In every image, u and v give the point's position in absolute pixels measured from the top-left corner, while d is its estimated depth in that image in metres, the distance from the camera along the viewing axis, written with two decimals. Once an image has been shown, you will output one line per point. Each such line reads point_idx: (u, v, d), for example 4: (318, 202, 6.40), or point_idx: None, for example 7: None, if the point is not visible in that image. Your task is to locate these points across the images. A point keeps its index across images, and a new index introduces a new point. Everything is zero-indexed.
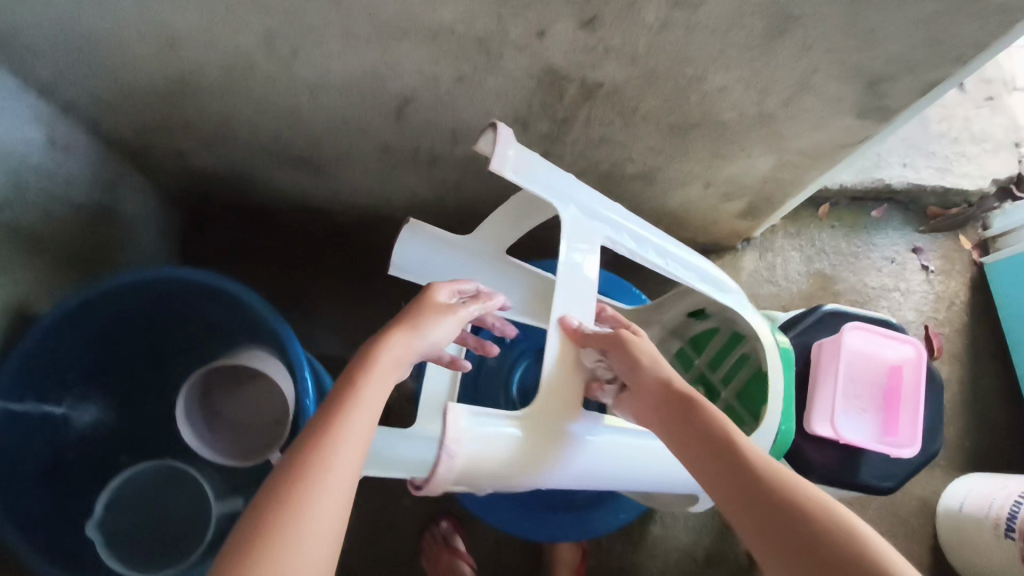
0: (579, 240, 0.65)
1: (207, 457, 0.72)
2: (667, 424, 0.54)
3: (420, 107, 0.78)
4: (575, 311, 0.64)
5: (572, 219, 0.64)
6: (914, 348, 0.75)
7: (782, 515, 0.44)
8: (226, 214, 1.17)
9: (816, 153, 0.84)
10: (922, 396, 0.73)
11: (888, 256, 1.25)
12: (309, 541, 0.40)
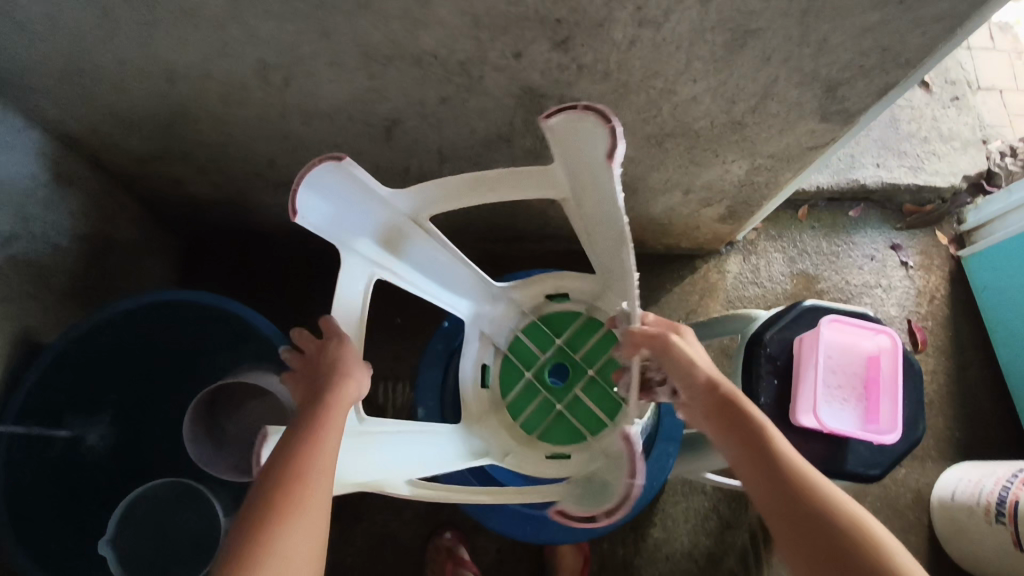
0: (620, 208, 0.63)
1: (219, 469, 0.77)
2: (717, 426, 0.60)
3: (408, 128, 0.82)
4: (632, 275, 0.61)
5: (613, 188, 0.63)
6: (888, 338, 0.78)
7: (816, 525, 0.52)
8: (224, 241, 1.20)
9: (786, 156, 0.88)
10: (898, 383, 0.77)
11: (869, 254, 1.29)
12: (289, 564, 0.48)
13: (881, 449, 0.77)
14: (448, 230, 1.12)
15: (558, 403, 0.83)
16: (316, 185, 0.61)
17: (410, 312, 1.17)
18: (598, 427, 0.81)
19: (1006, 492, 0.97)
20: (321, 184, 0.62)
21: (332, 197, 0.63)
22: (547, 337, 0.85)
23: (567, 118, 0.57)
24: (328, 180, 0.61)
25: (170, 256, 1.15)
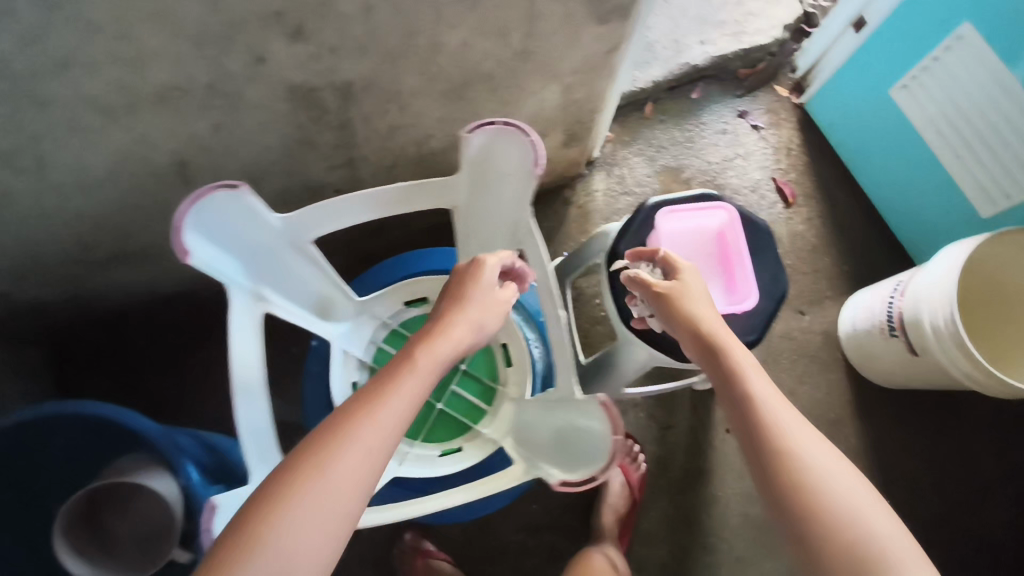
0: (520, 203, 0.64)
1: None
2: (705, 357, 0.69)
3: (201, 165, 0.78)
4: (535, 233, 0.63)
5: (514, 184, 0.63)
6: (725, 212, 0.81)
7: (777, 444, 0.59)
8: (88, 332, 1.14)
9: (589, 67, 0.88)
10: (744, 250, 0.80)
11: (720, 129, 1.32)
12: (326, 499, 0.48)
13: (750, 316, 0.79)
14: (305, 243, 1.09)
15: (437, 402, 0.82)
16: (206, 210, 0.53)
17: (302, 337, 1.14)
18: (478, 415, 0.82)
19: (891, 308, 1.04)
20: (209, 211, 0.54)
21: (220, 230, 0.56)
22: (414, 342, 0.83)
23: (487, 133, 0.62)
24: (220, 206, 0.54)
25: (36, 368, 1.09)
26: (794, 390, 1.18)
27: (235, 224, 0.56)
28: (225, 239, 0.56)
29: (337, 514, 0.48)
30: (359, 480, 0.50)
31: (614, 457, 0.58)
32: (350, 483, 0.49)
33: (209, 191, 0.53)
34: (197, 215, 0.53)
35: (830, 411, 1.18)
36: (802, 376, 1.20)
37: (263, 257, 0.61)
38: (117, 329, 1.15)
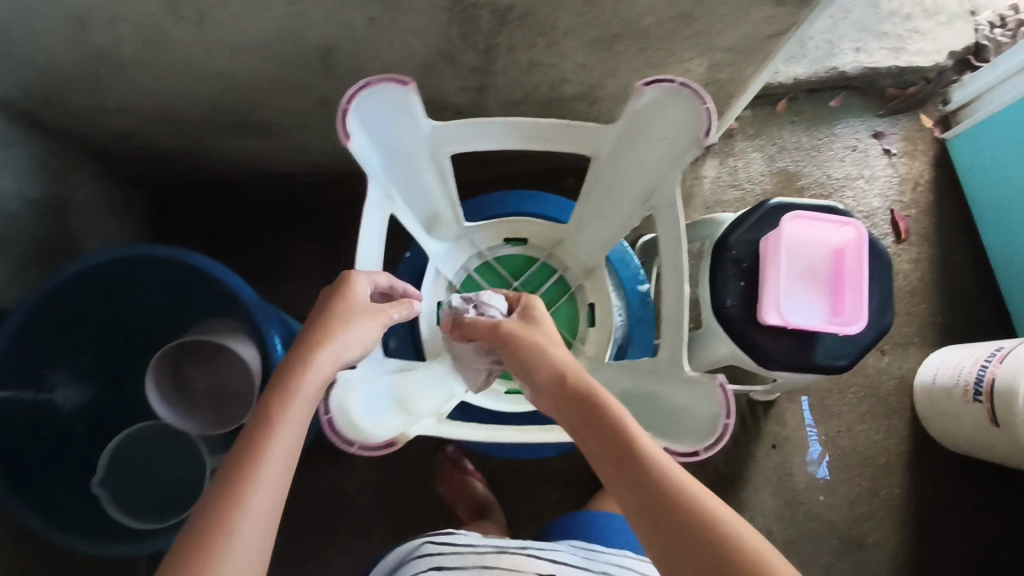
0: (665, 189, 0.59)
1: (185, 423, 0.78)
2: (570, 417, 0.55)
3: (345, 56, 0.78)
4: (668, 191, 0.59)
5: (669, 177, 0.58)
6: (855, 231, 0.78)
7: (670, 510, 0.44)
8: (193, 188, 1.18)
9: (747, 48, 0.84)
10: (864, 274, 0.77)
11: (849, 145, 1.25)
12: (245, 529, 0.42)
13: (845, 342, 0.79)
14: None
15: None
16: (362, 109, 0.55)
17: None
18: None
19: (984, 372, 0.99)
20: (367, 108, 0.56)
21: (371, 120, 0.57)
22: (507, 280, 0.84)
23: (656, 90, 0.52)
24: (378, 100, 0.56)
25: (136, 213, 1.13)
26: (851, 425, 1.16)
27: (389, 111, 0.57)
28: (376, 136, 0.59)
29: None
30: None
31: (725, 437, 0.49)
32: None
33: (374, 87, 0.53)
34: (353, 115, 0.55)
35: (881, 456, 1.15)
36: (864, 415, 1.16)
37: (397, 159, 0.63)
38: (215, 197, 1.18)
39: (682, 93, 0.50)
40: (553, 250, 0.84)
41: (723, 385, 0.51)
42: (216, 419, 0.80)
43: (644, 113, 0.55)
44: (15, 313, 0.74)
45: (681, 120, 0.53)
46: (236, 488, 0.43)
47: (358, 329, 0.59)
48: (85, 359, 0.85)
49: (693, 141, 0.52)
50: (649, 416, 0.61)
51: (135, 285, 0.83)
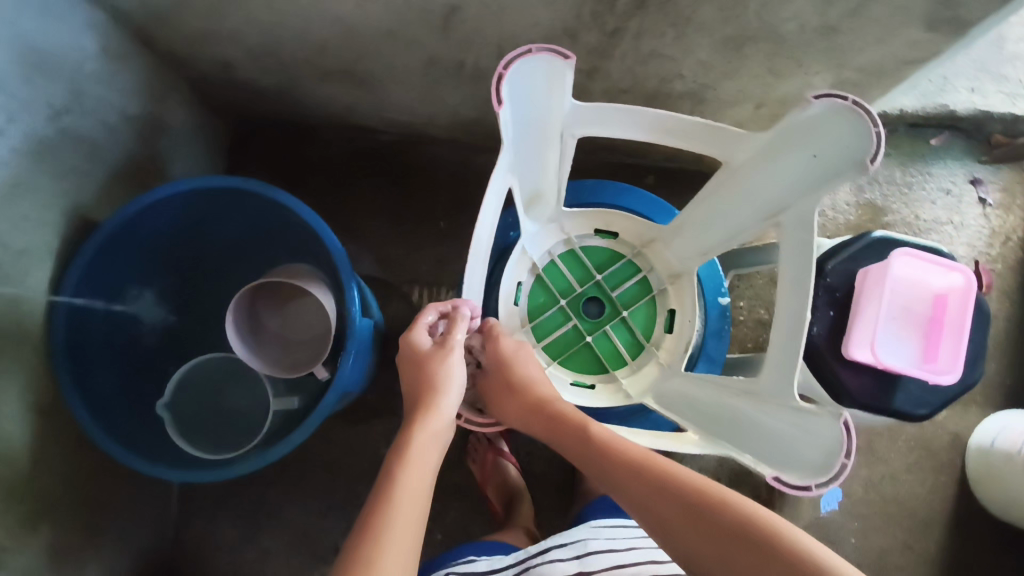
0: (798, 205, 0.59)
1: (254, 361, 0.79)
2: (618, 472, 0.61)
3: (467, 16, 0.75)
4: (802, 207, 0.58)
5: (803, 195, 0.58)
6: (963, 277, 0.75)
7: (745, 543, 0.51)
8: (271, 127, 1.16)
9: (879, 70, 0.81)
10: (967, 324, 0.74)
11: (943, 187, 1.20)
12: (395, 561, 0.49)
13: (931, 391, 0.75)
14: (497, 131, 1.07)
15: (589, 335, 0.82)
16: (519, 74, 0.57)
17: (455, 217, 1.16)
18: (618, 364, 0.82)
19: None
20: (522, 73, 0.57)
21: (521, 86, 0.59)
22: (589, 273, 0.83)
23: (826, 103, 0.51)
24: (534, 68, 0.57)
25: (213, 145, 1.11)
26: (896, 474, 1.12)
27: (539, 79, 0.58)
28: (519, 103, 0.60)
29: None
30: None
31: (843, 478, 0.50)
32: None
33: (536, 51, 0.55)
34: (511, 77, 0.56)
35: (921, 509, 1.12)
36: (911, 465, 1.13)
37: (527, 127, 0.64)
38: (293, 140, 1.18)
39: (857, 112, 0.49)
40: (641, 249, 0.83)
41: (848, 424, 0.50)
42: (289, 361, 0.87)
43: (801, 125, 0.55)
44: (107, 222, 0.73)
45: (837, 137, 0.53)
46: (371, 530, 0.51)
47: (453, 371, 0.67)
48: (161, 275, 0.88)
49: (853, 162, 0.52)
50: (749, 438, 0.61)
51: (221, 212, 0.84)
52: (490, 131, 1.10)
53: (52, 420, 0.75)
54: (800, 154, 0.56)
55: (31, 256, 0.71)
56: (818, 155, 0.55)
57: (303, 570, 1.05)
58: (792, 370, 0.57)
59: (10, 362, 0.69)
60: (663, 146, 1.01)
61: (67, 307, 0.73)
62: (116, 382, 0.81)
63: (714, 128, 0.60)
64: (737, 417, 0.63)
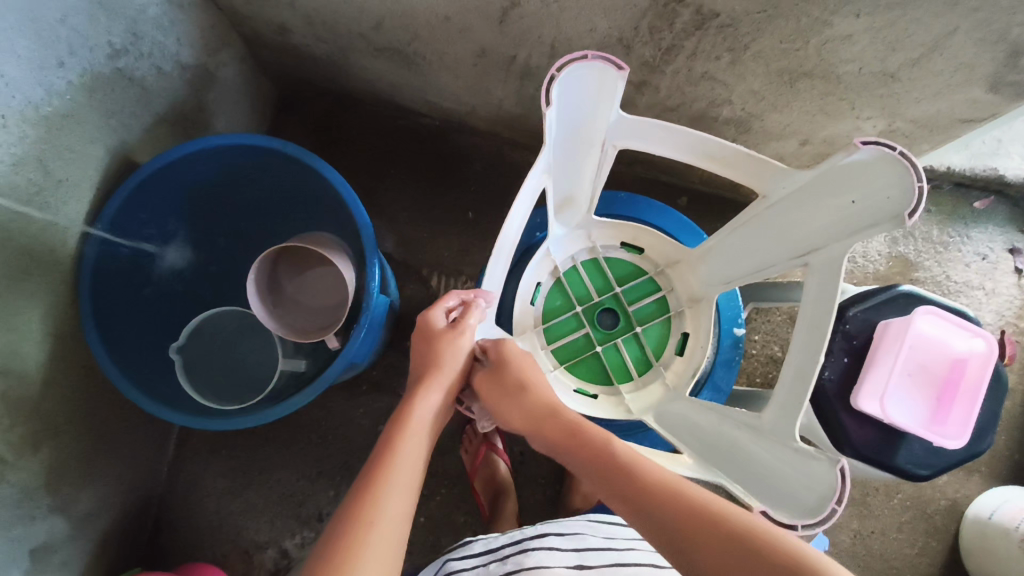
0: (829, 249, 0.58)
1: (269, 322, 0.81)
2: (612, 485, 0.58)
3: (525, 13, 0.75)
4: (831, 250, 0.57)
5: (836, 239, 0.57)
6: (986, 344, 0.74)
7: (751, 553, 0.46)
8: (317, 95, 1.18)
9: (932, 124, 0.80)
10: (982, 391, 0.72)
11: (980, 252, 1.18)
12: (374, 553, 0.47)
13: (935, 454, 0.74)
14: (538, 130, 1.07)
15: (598, 345, 0.82)
16: (567, 81, 0.57)
17: (483, 209, 1.17)
18: (623, 378, 0.82)
19: None
20: (571, 79, 0.58)
21: (569, 92, 0.59)
22: (608, 284, 0.84)
23: (872, 150, 0.50)
24: (584, 76, 0.58)
25: (258, 104, 1.13)
26: (886, 531, 1.11)
27: (587, 88, 0.59)
28: (564, 109, 0.60)
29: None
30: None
31: (830, 522, 0.50)
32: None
33: (590, 60, 0.55)
34: (559, 82, 0.57)
35: (906, 570, 1.10)
36: (902, 524, 1.11)
37: (570, 131, 0.64)
38: (336, 110, 1.19)
39: (904, 163, 0.48)
40: (664, 268, 0.83)
41: (845, 469, 0.50)
42: (301, 326, 0.87)
43: (845, 170, 0.53)
44: (148, 165, 0.75)
45: (878, 189, 0.52)
46: (370, 488, 0.52)
47: (459, 354, 0.68)
48: (195, 225, 0.91)
49: (893, 214, 0.51)
50: (740, 471, 0.61)
51: (257, 170, 0.85)
52: (531, 130, 1.10)
53: (67, 348, 0.77)
54: (839, 199, 0.55)
55: (71, 187, 0.73)
56: (857, 202, 0.54)
57: (285, 531, 1.06)
58: (798, 409, 0.57)
59: (37, 286, 0.71)
60: (701, 169, 1.00)
61: (99, 241, 0.76)
62: (135, 321, 0.83)
63: (755, 159, 0.60)
64: (733, 450, 0.63)
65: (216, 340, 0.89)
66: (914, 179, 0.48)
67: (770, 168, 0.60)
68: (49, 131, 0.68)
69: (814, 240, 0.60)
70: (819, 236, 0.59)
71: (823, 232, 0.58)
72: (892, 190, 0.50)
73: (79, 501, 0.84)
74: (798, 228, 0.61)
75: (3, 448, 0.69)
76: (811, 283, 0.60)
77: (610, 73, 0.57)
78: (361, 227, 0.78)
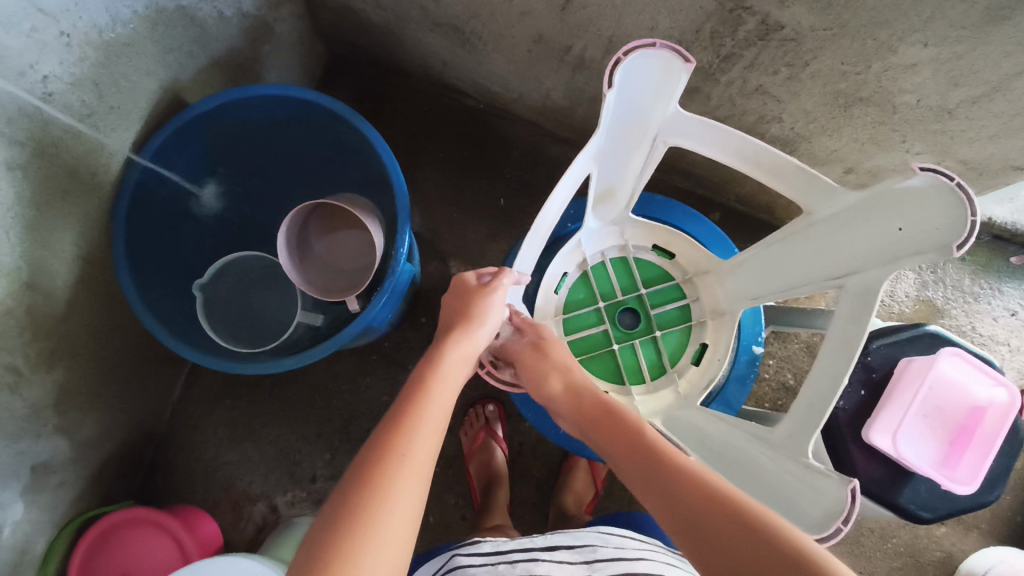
0: (867, 277, 0.57)
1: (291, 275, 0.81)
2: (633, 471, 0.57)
3: (589, 4, 0.75)
4: (870, 277, 0.57)
5: (877, 266, 0.56)
6: (1008, 394, 0.72)
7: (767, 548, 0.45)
8: (369, 63, 1.19)
9: (983, 167, 0.78)
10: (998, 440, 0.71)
11: (1010, 307, 1.15)
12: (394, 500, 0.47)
13: (940, 498, 0.73)
14: (581, 125, 1.07)
15: (616, 343, 0.82)
16: (630, 68, 0.57)
17: (515, 198, 1.17)
18: (635, 379, 0.82)
19: None
20: (633, 70, 0.58)
21: (630, 81, 0.59)
22: (634, 285, 0.83)
23: (928, 176, 0.49)
24: (646, 66, 0.58)
25: (311, 64, 1.14)
26: (875, 574, 1.10)
27: (648, 78, 0.59)
28: (622, 97, 0.60)
29: (394, 563, 0.45)
30: (408, 519, 0.47)
31: (836, 541, 0.49)
32: (395, 534, 0.46)
33: (656, 49, 0.55)
34: (622, 67, 0.57)
35: None
36: (892, 569, 1.10)
37: (623, 122, 0.64)
38: (386, 80, 1.20)
39: (958, 195, 0.47)
40: (692, 276, 0.83)
41: (856, 489, 0.48)
42: (324, 286, 0.88)
43: (896, 195, 0.53)
44: (200, 104, 0.76)
45: (927, 220, 0.51)
46: (401, 429, 0.53)
47: (493, 308, 0.69)
48: (232, 171, 0.92)
49: (939, 242, 0.50)
50: (748, 480, 0.61)
51: (304, 124, 0.86)
52: (574, 125, 1.10)
53: (94, 272, 0.78)
54: (885, 226, 0.55)
55: (121, 116, 0.74)
56: (902, 232, 0.53)
57: (278, 487, 1.07)
58: (812, 430, 0.56)
59: (75, 208, 0.72)
60: (739, 185, 1.00)
61: (140, 171, 0.77)
62: (163, 256, 0.84)
63: (805, 173, 0.59)
64: (743, 458, 0.63)
65: (239, 281, 0.92)
66: (965, 215, 0.48)
67: (819, 183, 0.59)
68: (108, 57, 0.68)
69: (852, 266, 0.59)
70: (859, 263, 0.58)
71: (863, 258, 0.58)
72: (942, 222, 0.49)
73: (84, 426, 0.85)
74: (836, 250, 0.61)
75: (20, 360, 0.70)
76: (844, 307, 0.59)
77: (675, 67, 0.57)
78: (398, 194, 0.78)
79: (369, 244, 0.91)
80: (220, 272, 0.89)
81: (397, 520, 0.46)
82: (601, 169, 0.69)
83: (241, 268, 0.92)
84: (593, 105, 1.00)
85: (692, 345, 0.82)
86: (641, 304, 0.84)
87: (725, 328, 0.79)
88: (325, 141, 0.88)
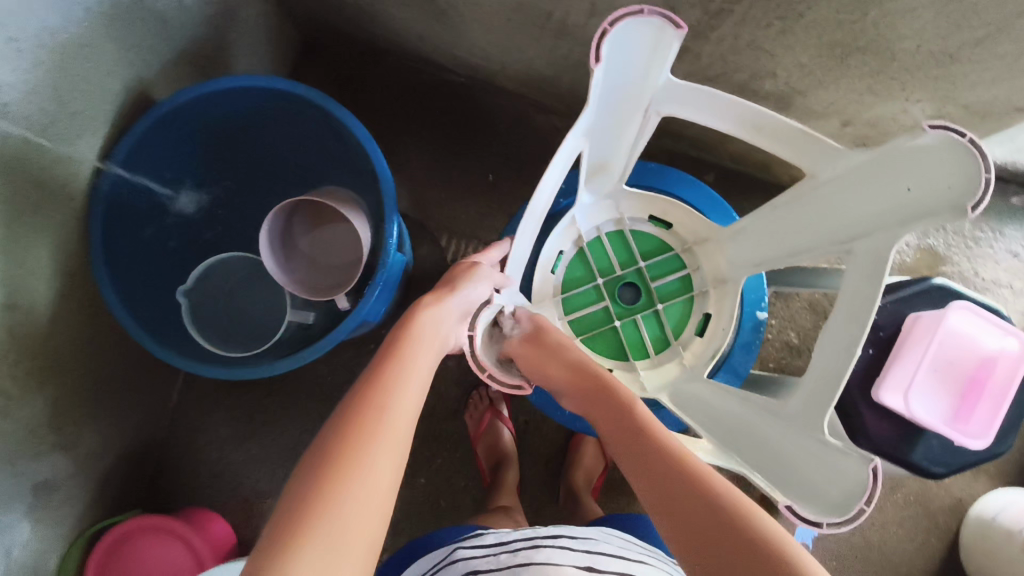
0: (875, 240, 0.55)
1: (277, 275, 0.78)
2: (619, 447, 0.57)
3: None
4: (877, 241, 0.55)
5: (885, 229, 0.54)
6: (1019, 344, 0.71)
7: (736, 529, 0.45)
8: (343, 43, 1.14)
9: (985, 109, 0.76)
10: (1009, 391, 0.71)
11: (1012, 249, 1.14)
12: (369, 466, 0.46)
13: (954, 452, 0.73)
14: (567, 93, 1.03)
15: (617, 320, 0.80)
16: (618, 37, 0.54)
17: (504, 173, 1.13)
18: (638, 355, 0.80)
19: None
20: (622, 39, 0.55)
21: (620, 50, 0.56)
22: (633, 258, 0.81)
23: (939, 134, 0.47)
24: (636, 34, 0.54)
25: (281, 48, 1.09)
26: (886, 523, 1.11)
27: (638, 46, 0.56)
28: (611, 69, 0.57)
29: (365, 530, 0.43)
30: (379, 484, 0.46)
31: (858, 522, 0.47)
32: (367, 504, 0.44)
33: (646, 15, 0.52)
34: (611, 37, 0.53)
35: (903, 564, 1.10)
36: (903, 518, 1.11)
37: (613, 93, 0.61)
38: (362, 60, 1.15)
39: (971, 151, 0.45)
40: (691, 245, 0.81)
41: (877, 468, 0.47)
42: (313, 283, 0.85)
43: (904, 155, 0.50)
44: (169, 102, 0.72)
45: (939, 180, 0.49)
46: (378, 392, 0.52)
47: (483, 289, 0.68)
48: (210, 168, 0.88)
49: (951, 202, 0.48)
50: (761, 458, 0.60)
51: (279, 115, 0.82)
52: (559, 93, 1.06)
53: (75, 285, 0.76)
54: (892, 188, 0.53)
55: (85, 121, 0.70)
56: (910, 193, 0.51)
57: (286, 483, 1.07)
58: (826, 404, 0.55)
59: (47, 222, 0.69)
60: (734, 145, 0.96)
61: (113, 178, 0.74)
62: (145, 263, 0.82)
63: (808, 136, 0.57)
64: (755, 435, 0.62)
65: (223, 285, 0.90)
66: (979, 173, 0.45)
67: (822, 146, 0.57)
68: (65, 60, 0.65)
69: (858, 230, 0.57)
70: (865, 226, 0.56)
71: (869, 221, 0.56)
72: (954, 182, 0.47)
73: (83, 440, 0.84)
74: (841, 214, 0.59)
75: (8, 383, 0.68)
76: (850, 272, 0.58)
77: (666, 32, 0.54)
78: (382, 182, 0.75)
79: (357, 235, 0.88)
80: (206, 277, 0.87)
81: (368, 490, 0.45)
82: (592, 143, 0.67)
83: (225, 271, 0.90)
84: (578, 71, 0.96)
85: (695, 316, 0.81)
86: (641, 277, 0.82)
87: (727, 297, 0.77)
88: (301, 130, 0.85)
